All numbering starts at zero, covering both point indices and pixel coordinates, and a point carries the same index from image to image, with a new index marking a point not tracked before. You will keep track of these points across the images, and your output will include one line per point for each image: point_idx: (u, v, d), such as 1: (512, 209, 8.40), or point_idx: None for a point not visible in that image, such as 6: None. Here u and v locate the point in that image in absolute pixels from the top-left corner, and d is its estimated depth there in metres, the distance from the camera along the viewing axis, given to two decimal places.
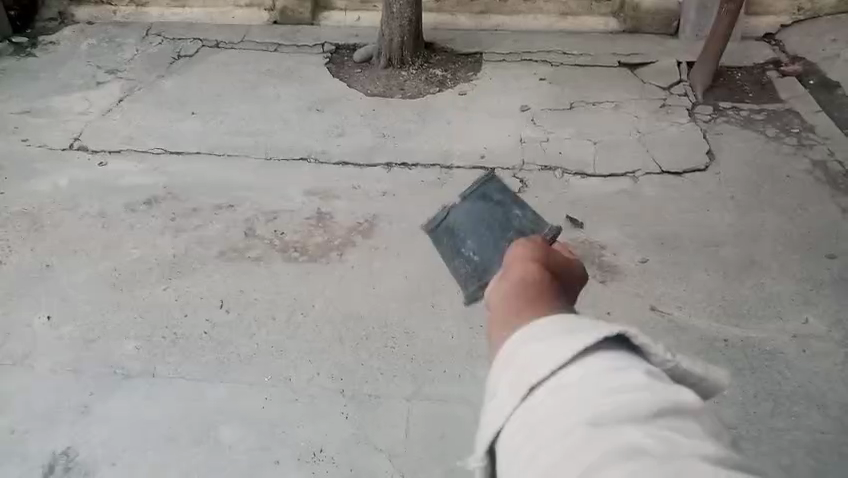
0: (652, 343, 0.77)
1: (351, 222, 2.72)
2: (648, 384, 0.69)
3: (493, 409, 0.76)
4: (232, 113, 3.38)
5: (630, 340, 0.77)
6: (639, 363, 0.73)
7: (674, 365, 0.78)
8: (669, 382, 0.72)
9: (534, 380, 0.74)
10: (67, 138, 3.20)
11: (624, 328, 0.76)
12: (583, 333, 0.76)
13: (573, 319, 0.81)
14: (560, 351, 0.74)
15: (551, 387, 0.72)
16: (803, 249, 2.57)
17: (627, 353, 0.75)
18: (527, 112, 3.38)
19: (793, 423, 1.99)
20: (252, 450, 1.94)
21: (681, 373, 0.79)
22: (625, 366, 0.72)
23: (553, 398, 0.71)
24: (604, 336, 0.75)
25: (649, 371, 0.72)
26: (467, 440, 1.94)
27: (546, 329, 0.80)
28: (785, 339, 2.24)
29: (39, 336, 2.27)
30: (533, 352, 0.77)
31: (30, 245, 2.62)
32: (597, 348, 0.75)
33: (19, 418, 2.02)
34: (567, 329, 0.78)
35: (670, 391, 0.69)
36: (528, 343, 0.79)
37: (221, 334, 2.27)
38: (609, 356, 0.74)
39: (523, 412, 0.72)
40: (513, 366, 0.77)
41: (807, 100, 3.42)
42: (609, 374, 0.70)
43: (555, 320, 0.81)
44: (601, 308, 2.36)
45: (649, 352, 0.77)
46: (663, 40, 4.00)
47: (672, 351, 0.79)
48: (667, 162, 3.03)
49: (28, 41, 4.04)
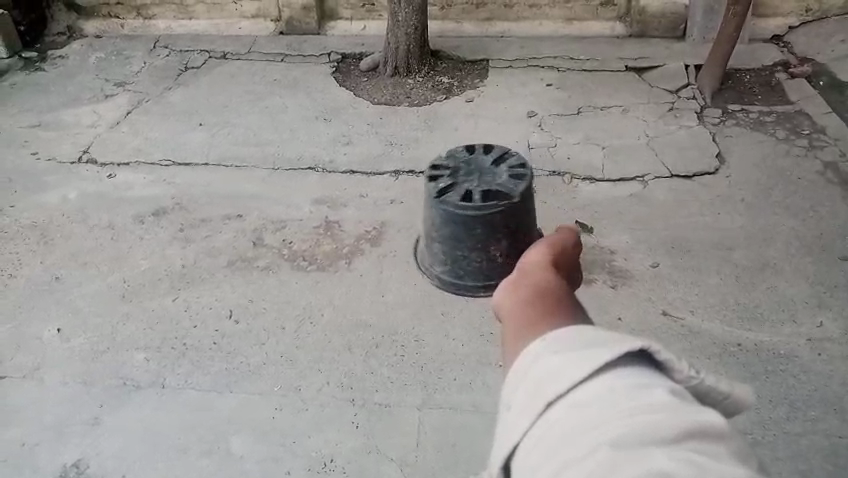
0: (677, 359, 0.75)
1: (359, 230, 2.72)
2: (669, 403, 0.67)
3: (509, 426, 0.75)
4: (239, 123, 3.39)
5: (651, 355, 0.74)
6: (661, 381, 0.71)
7: (697, 382, 0.76)
8: (692, 402, 0.69)
9: (549, 397, 0.73)
10: (76, 151, 3.22)
11: (644, 343, 0.74)
12: (602, 349, 0.74)
13: (589, 330, 0.80)
14: (576, 367, 0.73)
15: (566, 406, 0.71)
16: (816, 251, 2.54)
17: (648, 370, 0.73)
18: (534, 118, 3.37)
19: (809, 427, 1.96)
20: (262, 461, 1.93)
21: (704, 390, 0.77)
22: (645, 384, 0.70)
23: (568, 416, 0.70)
24: (623, 353, 0.73)
25: (671, 389, 0.70)
26: (478, 448, 1.92)
27: (562, 342, 0.78)
28: (800, 343, 2.21)
29: (50, 348, 2.27)
30: (549, 368, 0.75)
31: (39, 258, 2.63)
32: (616, 365, 0.73)
33: (29, 431, 2.02)
34: (585, 345, 0.76)
35: (693, 411, 0.67)
36: (543, 357, 0.78)
37: (231, 344, 2.26)
38: (628, 373, 0.72)
39: (538, 430, 0.71)
40: (528, 382, 0.76)
41: (816, 100, 3.40)
42: (627, 393, 0.69)
43: (570, 332, 0.80)
44: (612, 314, 2.34)
45: (673, 369, 0.75)
46: (670, 43, 3.99)
47: (695, 367, 0.77)
48: (677, 165, 3.01)
49: (37, 55, 4.07)
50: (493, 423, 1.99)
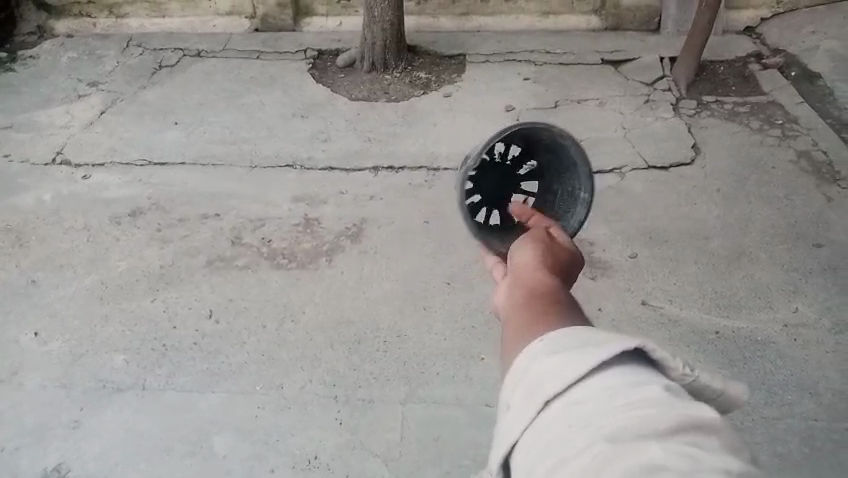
0: (672, 357, 0.76)
1: (338, 226, 2.71)
2: (665, 400, 0.68)
3: (508, 423, 0.77)
4: (216, 122, 3.36)
5: (648, 354, 0.75)
6: (656, 378, 0.72)
7: (692, 380, 0.77)
8: (689, 399, 0.70)
9: (547, 396, 0.74)
10: (50, 152, 3.18)
11: (640, 342, 0.75)
12: (597, 348, 0.75)
13: (586, 330, 0.81)
14: (573, 365, 0.74)
15: (564, 403, 0.72)
16: (791, 239, 2.58)
17: (644, 368, 0.74)
18: (512, 112, 3.38)
19: (786, 411, 1.99)
20: (245, 460, 1.92)
21: (699, 388, 0.78)
22: (641, 382, 0.71)
23: (565, 414, 0.71)
24: (620, 351, 0.74)
25: (667, 387, 0.71)
26: (461, 441, 1.94)
27: (559, 342, 0.80)
28: (776, 328, 2.24)
29: (27, 352, 2.24)
30: (547, 367, 0.77)
31: (14, 261, 2.59)
32: (613, 363, 0.74)
33: (8, 435, 1.99)
34: (581, 344, 0.78)
35: (689, 407, 0.68)
36: (540, 356, 0.79)
37: (211, 344, 2.25)
38: (625, 371, 0.73)
39: (537, 429, 0.73)
40: (527, 381, 0.78)
41: (789, 91, 3.44)
42: (623, 390, 0.70)
43: (565, 334, 0.81)
44: (592, 305, 2.36)
45: (668, 367, 0.76)
46: (644, 36, 4.02)
47: (691, 366, 0.78)
48: (654, 157, 3.03)
49: (7, 56, 4.01)
50: (475, 417, 2.00)
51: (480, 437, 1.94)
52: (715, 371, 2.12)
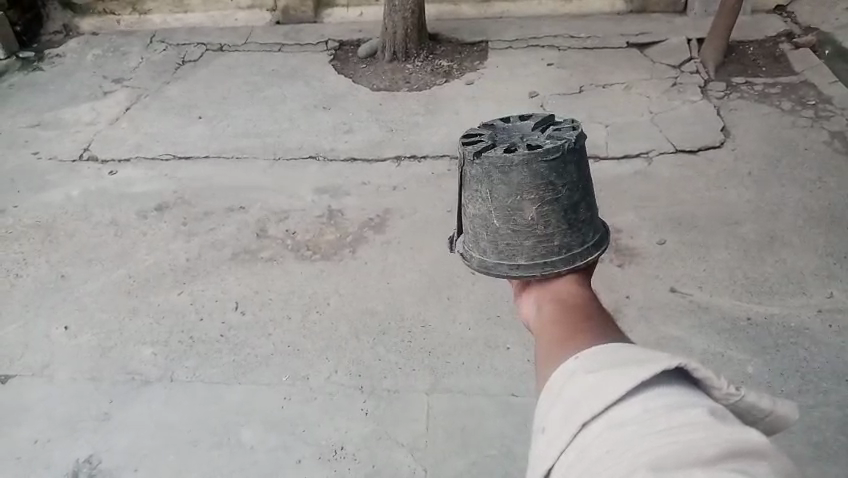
0: (715, 377, 0.77)
1: (362, 217, 2.71)
2: (709, 423, 0.68)
3: (547, 440, 0.79)
4: (239, 115, 3.38)
5: (690, 373, 0.76)
6: (700, 399, 0.73)
7: (738, 399, 0.78)
8: (734, 422, 0.70)
9: (587, 416, 0.75)
10: (77, 149, 3.22)
11: (682, 361, 0.75)
12: (638, 367, 0.76)
13: (623, 349, 0.83)
14: (611, 386, 0.75)
15: (602, 426, 0.73)
16: (825, 222, 2.51)
17: (685, 389, 0.75)
18: (536, 98, 3.34)
19: (821, 399, 1.94)
20: (272, 451, 1.92)
21: (744, 407, 0.80)
22: (682, 404, 0.71)
23: (604, 435, 0.72)
24: (661, 370, 0.74)
25: (709, 408, 0.71)
26: (487, 430, 1.92)
27: (596, 359, 0.82)
28: (810, 315, 2.18)
29: (58, 346, 2.28)
30: (583, 387, 0.79)
31: (44, 257, 2.63)
32: (654, 384, 0.74)
33: (41, 428, 2.03)
34: (620, 364, 0.79)
35: (736, 432, 0.67)
36: (578, 375, 0.81)
37: (237, 337, 2.26)
38: (665, 392, 0.73)
39: (575, 450, 0.74)
40: (564, 401, 0.80)
41: (822, 70, 3.35)
42: (664, 411, 0.71)
43: (599, 355, 0.83)
44: (620, 293, 2.32)
45: (710, 384, 0.76)
46: (670, 18, 3.95)
47: (737, 384, 0.79)
48: (682, 141, 2.98)
49: (34, 55, 4.07)
50: (501, 408, 1.98)
51: (506, 427, 1.92)
52: (748, 359, 2.07)
